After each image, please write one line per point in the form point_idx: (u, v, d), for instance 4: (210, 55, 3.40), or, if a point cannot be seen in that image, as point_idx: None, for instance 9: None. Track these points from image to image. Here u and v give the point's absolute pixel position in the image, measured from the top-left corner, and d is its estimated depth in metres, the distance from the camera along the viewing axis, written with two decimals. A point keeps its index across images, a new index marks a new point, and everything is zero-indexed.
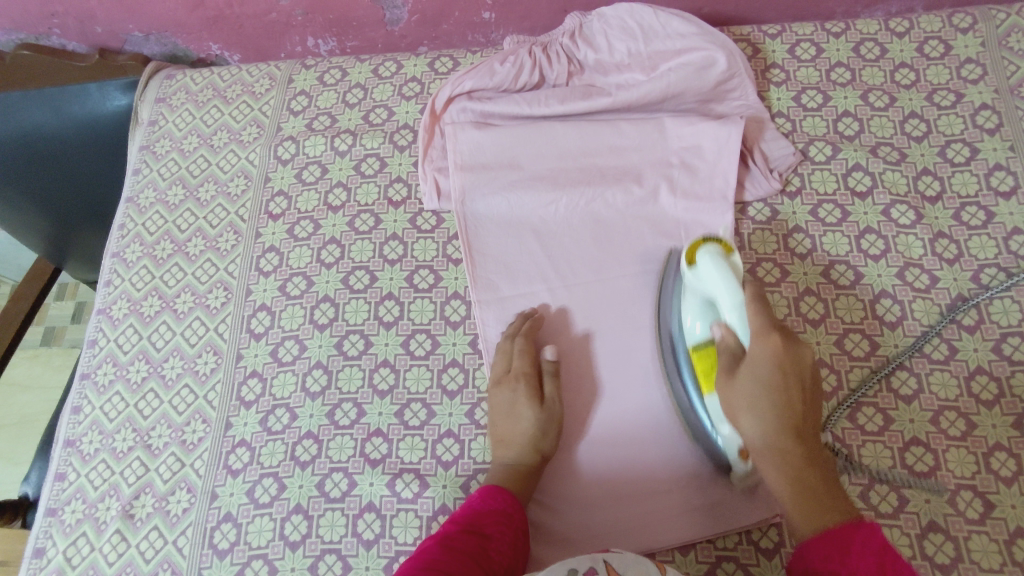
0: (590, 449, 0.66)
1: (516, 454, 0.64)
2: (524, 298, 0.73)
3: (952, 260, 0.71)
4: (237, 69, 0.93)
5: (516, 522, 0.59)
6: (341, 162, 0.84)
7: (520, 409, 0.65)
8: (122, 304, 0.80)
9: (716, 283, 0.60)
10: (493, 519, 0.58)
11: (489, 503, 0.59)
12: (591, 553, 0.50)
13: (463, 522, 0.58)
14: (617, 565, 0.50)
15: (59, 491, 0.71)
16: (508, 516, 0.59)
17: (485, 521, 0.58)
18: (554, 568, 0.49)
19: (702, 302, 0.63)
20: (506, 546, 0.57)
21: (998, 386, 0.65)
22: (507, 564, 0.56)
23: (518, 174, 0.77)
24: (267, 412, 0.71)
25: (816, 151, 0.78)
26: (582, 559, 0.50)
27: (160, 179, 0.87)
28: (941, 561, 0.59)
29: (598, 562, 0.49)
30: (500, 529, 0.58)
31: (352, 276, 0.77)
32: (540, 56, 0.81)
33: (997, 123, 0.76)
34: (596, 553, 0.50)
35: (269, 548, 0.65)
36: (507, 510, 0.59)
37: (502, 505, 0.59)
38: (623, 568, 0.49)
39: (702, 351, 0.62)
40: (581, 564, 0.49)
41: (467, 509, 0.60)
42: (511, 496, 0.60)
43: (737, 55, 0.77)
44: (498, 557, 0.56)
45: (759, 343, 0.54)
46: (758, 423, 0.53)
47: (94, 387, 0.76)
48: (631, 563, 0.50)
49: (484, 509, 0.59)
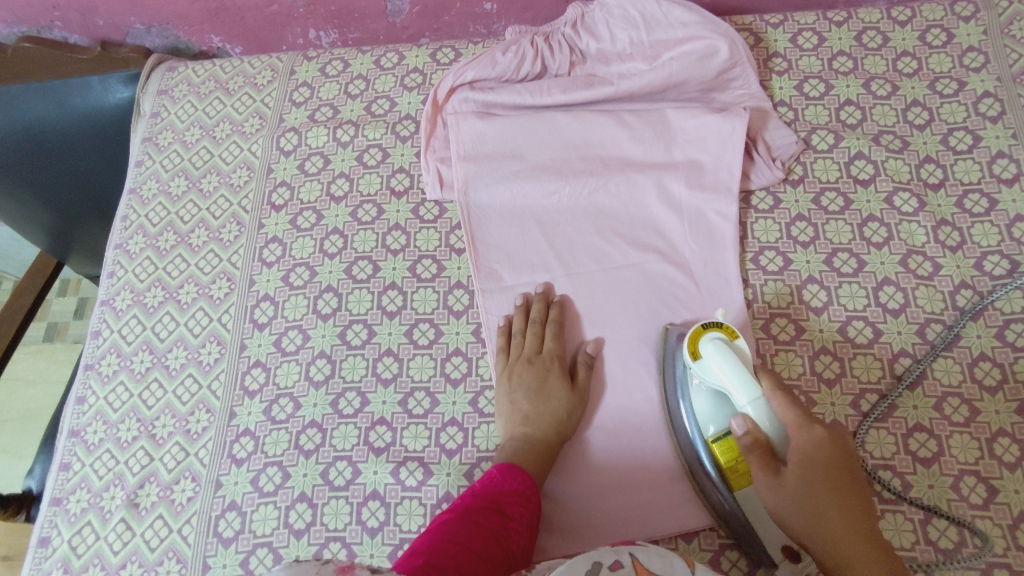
0: (600, 437, 0.66)
1: (527, 436, 0.64)
2: (525, 288, 0.73)
3: (955, 247, 0.71)
4: (239, 61, 0.93)
5: (532, 503, 0.59)
6: (343, 153, 0.84)
7: (535, 392, 0.66)
8: (125, 295, 0.80)
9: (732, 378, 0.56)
10: (512, 498, 0.58)
11: (507, 482, 0.59)
12: (617, 546, 0.49)
13: (483, 499, 0.58)
14: (644, 560, 0.48)
15: (64, 481, 0.71)
16: (525, 497, 0.59)
17: (505, 500, 0.58)
18: (581, 561, 0.46)
19: (716, 396, 0.59)
20: (524, 526, 0.57)
21: (1001, 372, 0.65)
22: (525, 543, 0.57)
23: (520, 164, 0.77)
24: (271, 402, 0.71)
25: (818, 140, 0.78)
26: (608, 551, 0.48)
27: (162, 171, 0.87)
28: (945, 546, 0.59)
29: (625, 555, 0.48)
30: (518, 510, 0.58)
31: (355, 266, 0.77)
32: (541, 46, 0.81)
33: (999, 111, 0.76)
34: (622, 545, 0.49)
35: (273, 535, 0.65)
36: (524, 491, 0.59)
37: (520, 486, 0.59)
38: (649, 562, 0.48)
39: (724, 445, 0.58)
40: (607, 557, 0.47)
41: (485, 486, 0.59)
42: (528, 478, 0.60)
43: (740, 44, 0.77)
44: (516, 537, 0.56)
45: (806, 436, 0.53)
46: (804, 502, 0.52)
47: (97, 378, 0.76)
48: (656, 557, 0.48)
49: (503, 488, 0.58)
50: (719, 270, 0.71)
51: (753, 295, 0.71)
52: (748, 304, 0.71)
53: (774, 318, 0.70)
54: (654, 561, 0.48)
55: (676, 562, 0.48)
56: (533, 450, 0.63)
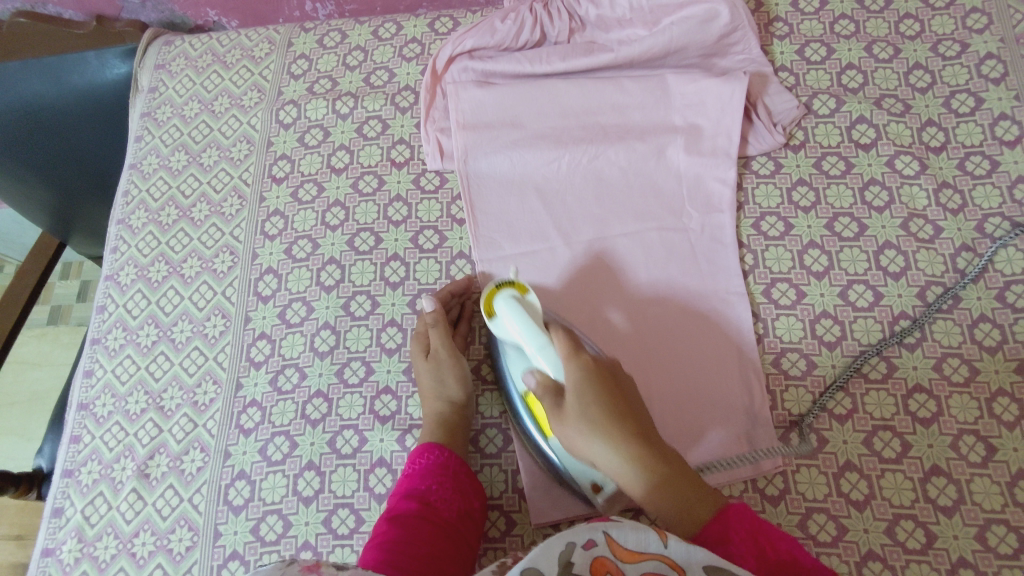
0: None
1: (440, 412, 0.65)
2: (523, 257, 0.73)
3: (957, 210, 0.71)
4: (236, 35, 0.93)
5: (453, 469, 0.62)
6: (343, 125, 0.83)
7: (441, 365, 0.67)
8: (129, 270, 0.80)
9: (524, 331, 0.58)
10: (430, 476, 0.61)
11: (423, 463, 0.62)
12: (591, 523, 0.46)
13: (407, 491, 0.61)
14: (617, 536, 0.45)
15: (75, 453, 0.72)
16: (444, 468, 0.61)
17: (426, 481, 0.61)
18: (550, 542, 0.45)
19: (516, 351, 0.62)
20: (450, 494, 0.60)
21: (1001, 333, 0.65)
22: (456, 509, 0.60)
23: (519, 133, 0.76)
24: (277, 372, 0.72)
25: (819, 105, 0.77)
26: (580, 530, 0.46)
27: (162, 146, 0.87)
28: (944, 503, 0.60)
29: (597, 533, 0.46)
30: (439, 483, 0.61)
31: (357, 238, 0.77)
32: (540, 12, 0.80)
33: (1002, 73, 0.76)
34: (597, 522, 0.47)
35: (283, 503, 0.66)
36: (442, 462, 0.62)
37: (437, 460, 0.62)
38: (624, 539, 0.45)
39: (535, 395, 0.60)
40: (580, 536, 0.45)
41: (406, 478, 0.62)
42: (443, 447, 0.63)
43: (741, 8, 0.76)
44: (443, 507, 0.59)
45: (573, 367, 0.54)
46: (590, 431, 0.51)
47: (105, 351, 0.77)
48: (631, 532, 0.45)
49: (425, 468, 0.61)
50: (717, 235, 0.72)
51: (753, 260, 0.71)
52: (749, 270, 0.71)
53: (775, 282, 0.70)
54: (628, 536, 0.45)
55: (649, 534, 0.45)
56: (446, 421, 0.65)
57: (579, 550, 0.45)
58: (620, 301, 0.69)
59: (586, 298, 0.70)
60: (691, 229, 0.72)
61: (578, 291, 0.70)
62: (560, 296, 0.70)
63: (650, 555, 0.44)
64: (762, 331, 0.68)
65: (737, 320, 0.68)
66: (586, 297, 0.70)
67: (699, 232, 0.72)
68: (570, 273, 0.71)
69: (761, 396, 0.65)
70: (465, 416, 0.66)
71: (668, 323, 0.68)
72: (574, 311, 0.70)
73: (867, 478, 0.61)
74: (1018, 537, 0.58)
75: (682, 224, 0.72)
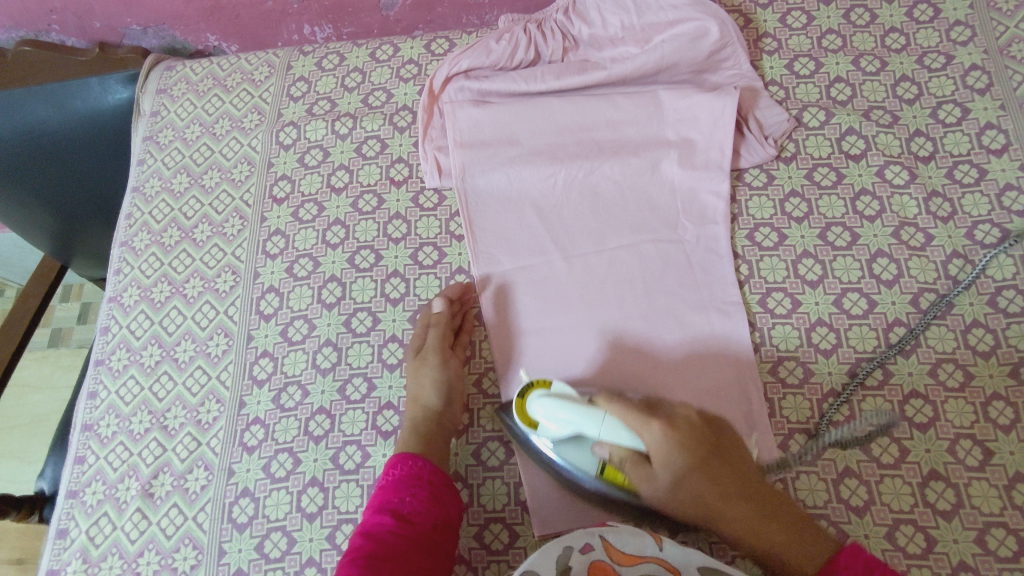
0: None
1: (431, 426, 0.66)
2: (521, 272, 0.74)
3: (947, 217, 0.72)
4: (236, 59, 0.94)
5: (427, 477, 0.62)
6: (342, 145, 0.85)
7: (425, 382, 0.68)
8: (132, 291, 0.81)
9: (575, 416, 0.57)
10: (404, 487, 0.61)
11: (397, 473, 0.62)
12: (588, 528, 0.52)
13: (382, 502, 0.61)
14: (613, 540, 0.51)
15: (79, 474, 0.72)
16: (419, 478, 0.61)
17: (400, 491, 0.61)
18: (552, 547, 0.51)
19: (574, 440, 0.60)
20: (424, 503, 0.60)
21: (994, 338, 0.66)
22: (431, 518, 0.60)
23: (516, 150, 0.78)
24: (280, 390, 0.73)
25: (809, 117, 0.79)
26: (579, 534, 0.52)
27: (164, 169, 0.88)
28: (943, 507, 0.60)
29: (595, 537, 0.51)
30: (414, 493, 0.61)
31: (358, 256, 0.78)
32: (534, 33, 0.82)
33: (987, 83, 0.77)
34: (594, 527, 0.52)
35: (287, 520, 0.67)
36: (416, 471, 0.62)
37: (410, 470, 0.62)
38: (620, 543, 0.51)
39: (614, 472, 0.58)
40: (578, 541, 0.51)
41: (381, 489, 0.62)
42: (417, 456, 0.63)
43: (729, 25, 0.78)
44: (418, 517, 0.59)
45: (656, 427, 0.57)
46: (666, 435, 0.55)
47: (109, 372, 0.77)
48: (627, 537, 0.51)
49: (398, 480, 0.62)
50: (712, 247, 0.73)
51: (748, 270, 0.72)
52: (745, 280, 0.72)
53: (770, 292, 0.71)
54: (624, 541, 0.51)
55: (645, 537, 0.51)
56: (418, 426, 0.66)
57: (578, 555, 0.50)
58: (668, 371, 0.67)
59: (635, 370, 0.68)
60: (686, 240, 0.73)
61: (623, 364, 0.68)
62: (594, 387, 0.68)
63: (647, 558, 0.50)
64: (759, 340, 0.69)
65: (735, 331, 0.69)
66: (631, 363, 0.68)
67: (695, 243, 0.73)
68: (611, 356, 0.68)
69: (760, 402, 0.66)
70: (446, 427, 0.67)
71: (699, 354, 0.68)
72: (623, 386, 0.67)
73: (866, 484, 0.62)
74: (1018, 540, 0.59)
75: (678, 235, 0.73)
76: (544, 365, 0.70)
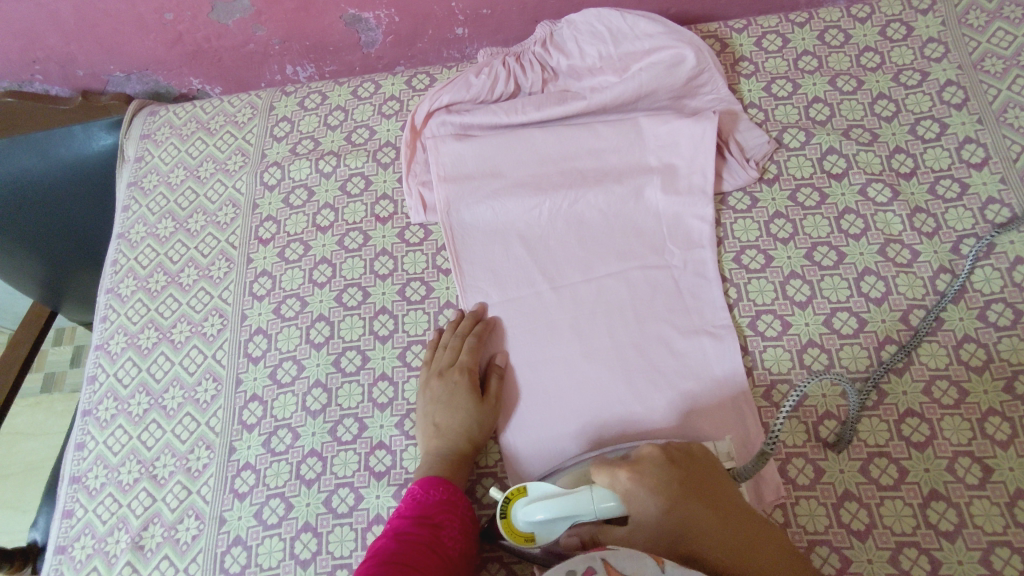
0: (527, 443, 0.67)
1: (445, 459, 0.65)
2: (510, 302, 0.74)
3: (931, 233, 0.72)
4: (218, 102, 0.95)
5: (458, 510, 0.61)
6: (327, 184, 0.85)
7: (435, 413, 0.67)
8: (119, 339, 0.81)
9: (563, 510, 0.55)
10: (437, 510, 0.60)
11: (431, 494, 0.61)
12: (589, 552, 0.46)
13: (411, 515, 0.59)
14: (614, 562, 0.45)
15: (68, 528, 0.71)
16: (453, 504, 0.61)
17: (432, 512, 0.60)
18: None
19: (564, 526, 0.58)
20: (455, 533, 0.59)
21: (986, 352, 0.66)
22: (458, 550, 0.59)
23: (499, 182, 0.78)
24: (270, 434, 0.72)
25: (789, 138, 0.79)
26: (579, 559, 0.46)
27: (150, 214, 0.88)
28: (945, 528, 0.60)
29: (596, 560, 0.46)
30: (446, 519, 0.60)
31: (345, 293, 0.78)
32: (513, 65, 0.83)
33: (963, 99, 0.78)
34: (594, 551, 0.47)
35: (280, 567, 0.65)
36: (450, 499, 0.61)
37: (444, 495, 0.61)
38: (622, 566, 0.45)
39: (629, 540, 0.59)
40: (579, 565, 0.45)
41: (409, 502, 0.61)
42: (448, 484, 0.62)
43: (705, 51, 0.79)
44: (448, 543, 0.58)
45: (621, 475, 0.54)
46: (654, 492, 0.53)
47: (96, 423, 0.76)
48: (628, 559, 0.46)
49: (431, 501, 0.60)
50: (700, 271, 0.73)
51: (736, 294, 0.72)
52: (733, 303, 0.72)
53: (759, 314, 0.71)
54: (626, 565, 0.45)
55: (645, 560, 0.46)
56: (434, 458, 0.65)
57: None
58: (659, 392, 0.67)
59: (630, 395, 0.67)
60: (672, 263, 0.73)
61: (622, 388, 0.67)
62: (585, 410, 0.67)
63: None
64: (750, 364, 0.69)
65: (725, 353, 0.68)
66: (626, 387, 0.67)
67: (680, 265, 0.73)
68: (603, 378, 0.68)
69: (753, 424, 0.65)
70: (458, 457, 0.65)
71: (692, 382, 0.67)
72: (615, 410, 0.67)
73: (867, 507, 0.61)
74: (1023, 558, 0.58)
75: (664, 259, 0.73)
76: (540, 402, 0.69)
